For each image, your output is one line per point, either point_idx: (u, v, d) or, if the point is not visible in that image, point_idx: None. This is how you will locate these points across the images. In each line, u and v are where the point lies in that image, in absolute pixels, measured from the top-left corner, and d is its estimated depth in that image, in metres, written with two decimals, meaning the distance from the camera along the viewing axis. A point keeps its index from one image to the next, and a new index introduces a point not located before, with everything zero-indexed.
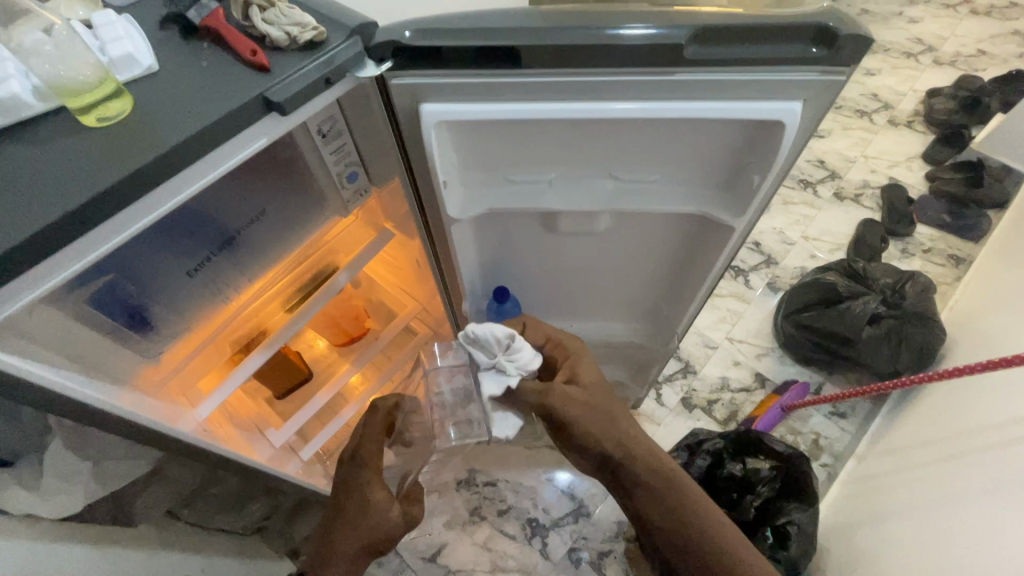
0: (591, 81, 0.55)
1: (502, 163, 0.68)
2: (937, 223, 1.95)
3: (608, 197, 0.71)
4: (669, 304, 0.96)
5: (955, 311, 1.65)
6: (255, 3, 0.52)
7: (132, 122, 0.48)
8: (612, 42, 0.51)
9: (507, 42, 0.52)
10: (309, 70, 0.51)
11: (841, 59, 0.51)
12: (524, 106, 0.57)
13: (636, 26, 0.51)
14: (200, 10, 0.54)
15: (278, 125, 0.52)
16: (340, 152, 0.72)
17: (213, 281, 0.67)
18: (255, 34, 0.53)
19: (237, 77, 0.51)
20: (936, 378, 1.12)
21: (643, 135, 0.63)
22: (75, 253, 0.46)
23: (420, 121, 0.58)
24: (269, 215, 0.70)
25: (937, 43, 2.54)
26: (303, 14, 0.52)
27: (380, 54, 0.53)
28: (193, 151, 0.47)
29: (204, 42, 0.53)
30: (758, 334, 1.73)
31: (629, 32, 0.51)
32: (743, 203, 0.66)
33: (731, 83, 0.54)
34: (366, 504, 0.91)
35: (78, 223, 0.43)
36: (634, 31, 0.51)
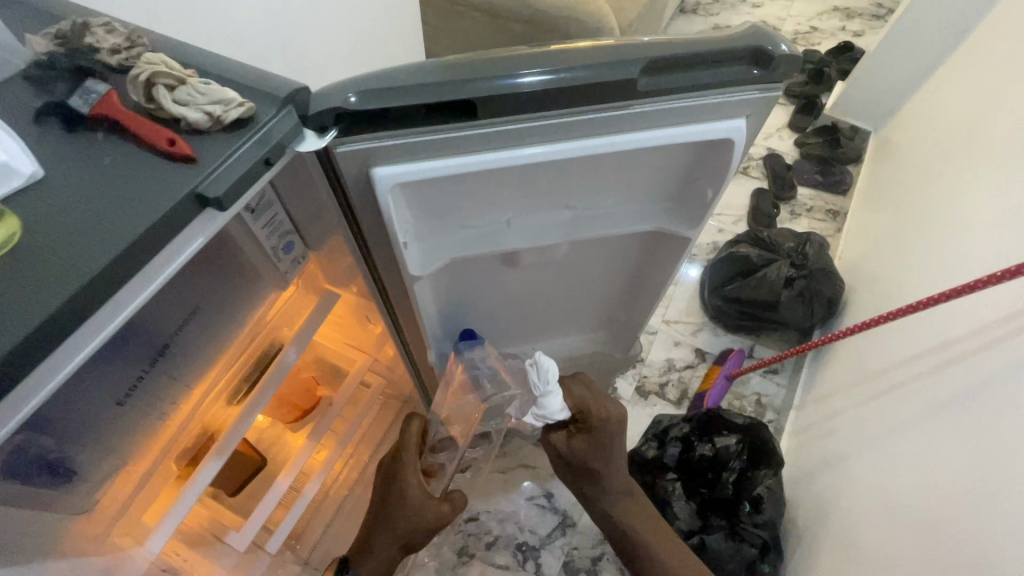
0: (551, 123, 0.53)
1: (459, 210, 0.64)
2: (812, 183, 2.20)
3: (568, 227, 0.70)
4: (628, 310, 0.98)
5: (845, 260, 1.87)
6: (161, 81, 0.44)
7: (35, 250, 0.39)
8: (510, 92, 0.49)
9: (462, 96, 0.48)
10: (242, 154, 0.44)
11: (777, 76, 0.53)
12: (480, 157, 0.54)
13: (530, 72, 0.50)
14: (86, 96, 0.44)
15: (216, 219, 0.45)
16: (273, 225, 0.65)
17: (149, 400, 0.57)
18: (165, 117, 0.45)
19: (156, 173, 0.43)
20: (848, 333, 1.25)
21: (599, 166, 0.63)
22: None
23: (373, 186, 0.53)
24: (206, 310, 0.62)
25: (779, 24, 2.86)
26: (223, 90, 0.45)
27: (321, 124, 0.48)
28: (123, 272, 0.40)
29: (98, 133, 0.44)
30: (689, 312, 1.84)
31: (525, 79, 0.49)
32: (696, 214, 0.68)
33: (683, 108, 0.55)
34: (406, 502, 0.83)
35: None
36: (528, 77, 0.49)
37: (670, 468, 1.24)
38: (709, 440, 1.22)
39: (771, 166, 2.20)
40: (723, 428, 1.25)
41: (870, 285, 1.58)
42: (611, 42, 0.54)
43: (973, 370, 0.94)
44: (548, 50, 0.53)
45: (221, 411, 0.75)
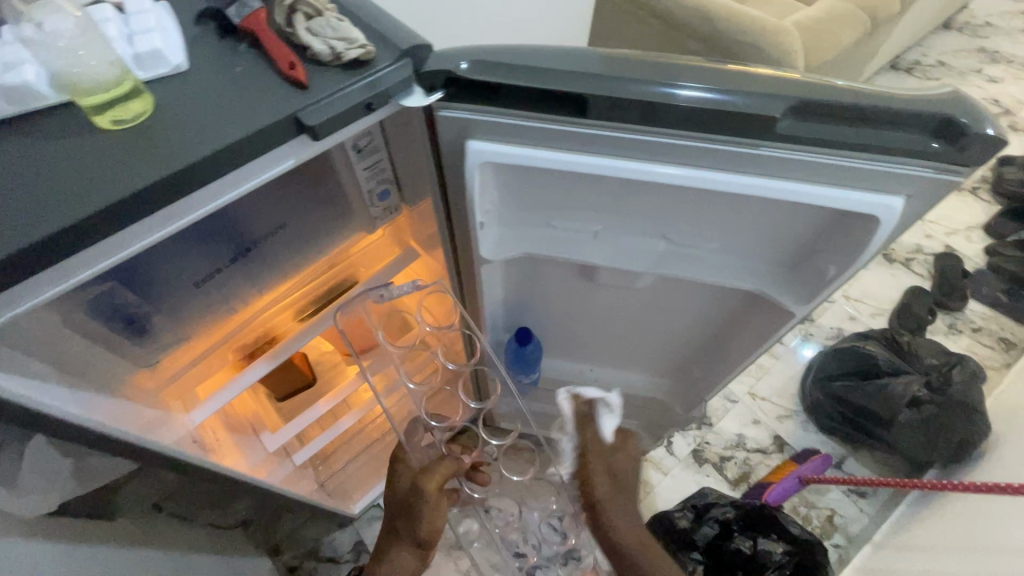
0: (662, 143, 0.48)
1: (545, 208, 0.61)
2: (991, 301, 1.82)
3: (656, 259, 0.64)
4: (701, 366, 0.88)
5: (1001, 401, 1.53)
6: (301, 10, 0.47)
7: (155, 128, 0.43)
8: (666, 102, 0.44)
9: (577, 89, 0.45)
10: (347, 93, 0.46)
11: (965, 157, 0.43)
12: (577, 159, 0.50)
13: (692, 86, 0.44)
14: (241, 8, 0.48)
15: (308, 147, 0.47)
16: (374, 170, 0.67)
17: (221, 293, 0.64)
18: (297, 44, 0.47)
19: (271, 91, 0.45)
20: (960, 488, 1.03)
21: (707, 204, 0.56)
22: (75, 266, 0.42)
23: (464, 158, 0.52)
24: (292, 227, 0.66)
25: (1015, 107, 2.38)
26: (352, 30, 0.46)
27: (429, 83, 0.48)
28: (216, 171, 0.43)
29: (241, 44, 0.48)
30: (782, 393, 1.64)
31: (683, 92, 0.44)
32: (807, 289, 0.59)
33: (827, 165, 0.46)
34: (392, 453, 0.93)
35: (68, 241, 0.39)
36: (688, 91, 0.44)
37: (697, 548, 1.12)
38: (750, 537, 1.08)
39: (943, 267, 1.86)
40: (772, 530, 1.09)
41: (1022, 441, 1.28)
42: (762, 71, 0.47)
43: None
44: (774, 73, 0.46)
45: (287, 319, 0.78)
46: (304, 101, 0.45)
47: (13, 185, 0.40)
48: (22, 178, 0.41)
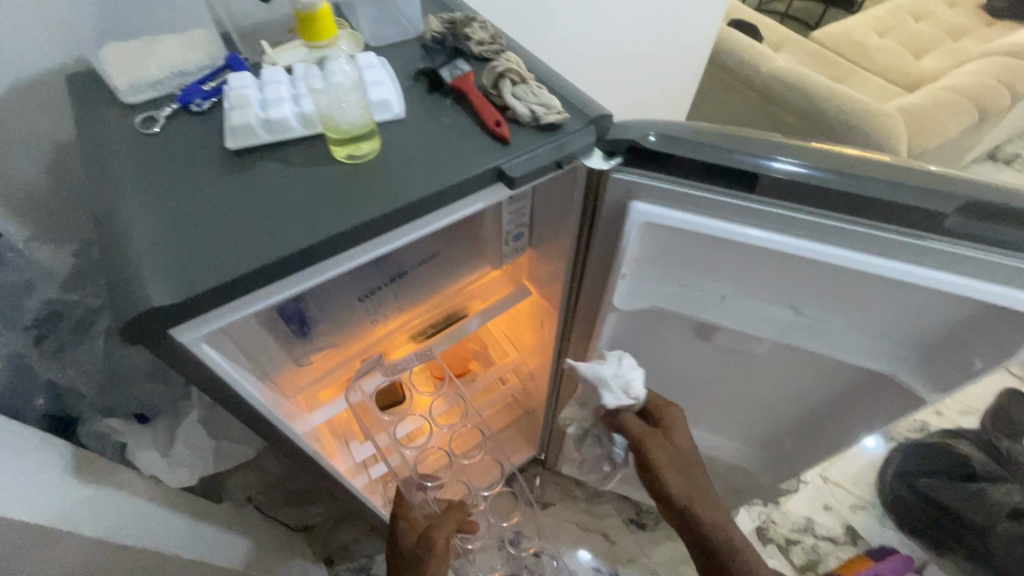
0: (823, 222, 0.51)
1: (682, 268, 0.65)
2: None
3: (782, 327, 0.66)
4: (795, 441, 0.88)
5: None
6: (509, 76, 0.54)
7: (381, 167, 0.51)
8: (758, 171, 0.50)
9: (750, 167, 0.50)
10: (541, 152, 0.52)
11: None
12: (738, 228, 0.54)
13: (786, 160, 0.50)
14: (452, 70, 0.56)
15: (500, 193, 0.53)
16: (517, 213, 0.73)
17: (373, 309, 0.71)
18: (499, 105, 0.54)
19: (477, 144, 0.52)
20: None
21: (849, 283, 0.58)
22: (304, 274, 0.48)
23: (625, 216, 0.57)
24: (440, 257, 0.74)
25: None
26: (551, 97, 0.53)
27: (610, 148, 0.54)
28: (427, 206, 0.50)
29: (448, 100, 0.56)
30: (857, 481, 1.55)
31: (777, 164, 0.50)
32: (945, 378, 0.59)
33: (989, 263, 0.48)
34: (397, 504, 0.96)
35: (309, 256, 0.46)
36: (782, 164, 0.50)
37: None
38: None
39: None
40: None
41: None
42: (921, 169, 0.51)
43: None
44: (935, 170, 0.50)
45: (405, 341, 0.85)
46: (505, 158, 0.51)
47: (268, 201, 0.48)
48: (275, 196, 0.48)
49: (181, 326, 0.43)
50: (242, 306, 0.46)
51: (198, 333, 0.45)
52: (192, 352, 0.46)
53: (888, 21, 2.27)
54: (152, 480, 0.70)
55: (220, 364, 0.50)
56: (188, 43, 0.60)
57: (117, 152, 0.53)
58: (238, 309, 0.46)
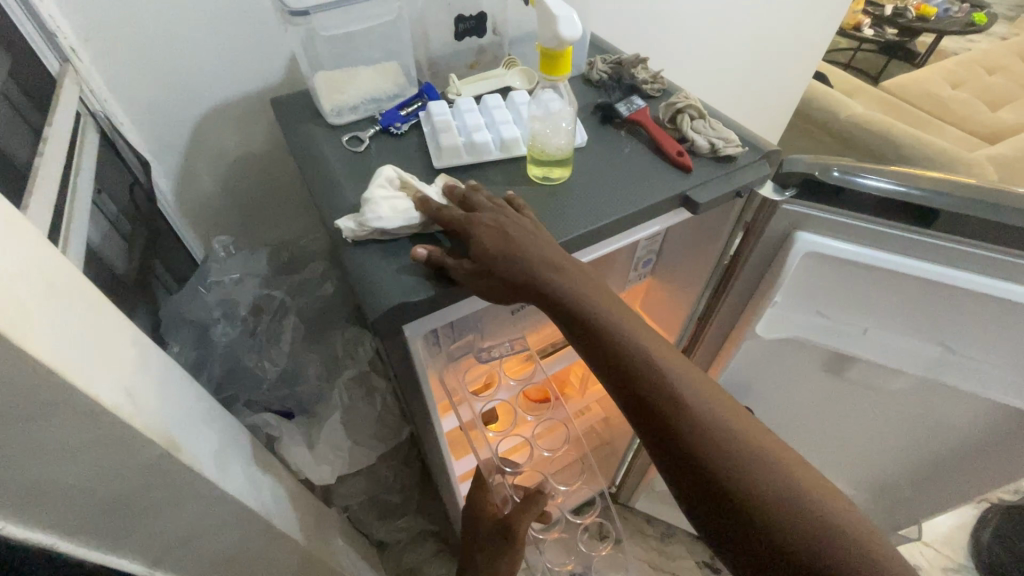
0: (998, 258, 0.53)
1: (830, 302, 0.66)
2: None
3: (931, 364, 0.66)
4: (917, 485, 0.86)
5: None
6: (688, 111, 0.59)
7: (573, 189, 0.55)
8: (850, 187, 0.54)
9: (932, 204, 0.52)
10: (721, 181, 0.56)
11: None
12: (911, 262, 0.56)
13: (872, 177, 0.53)
14: (629, 105, 0.62)
15: (679, 218, 0.57)
16: (652, 241, 0.77)
17: (516, 324, 0.75)
18: (676, 137, 0.59)
19: (660, 171, 0.56)
20: None
21: (1016, 324, 0.58)
22: None
23: (789, 246, 0.59)
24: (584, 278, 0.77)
25: None
26: (727, 132, 0.58)
27: (784, 181, 0.57)
28: (619, 226, 0.53)
29: (622, 132, 0.61)
30: (948, 542, 1.46)
31: (867, 181, 0.53)
32: None
33: None
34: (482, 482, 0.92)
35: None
36: (870, 181, 0.53)
37: None
38: None
39: None
40: None
41: None
42: None
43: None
44: None
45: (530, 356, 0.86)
46: (688, 185, 0.55)
47: None
48: None
49: (410, 322, 0.48)
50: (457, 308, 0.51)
51: (421, 330, 0.49)
52: (409, 347, 0.50)
53: (962, 75, 2.28)
54: (297, 475, 0.74)
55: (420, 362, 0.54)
56: (383, 74, 0.67)
57: (333, 167, 0.59)
58: (451, 309, 0.51)
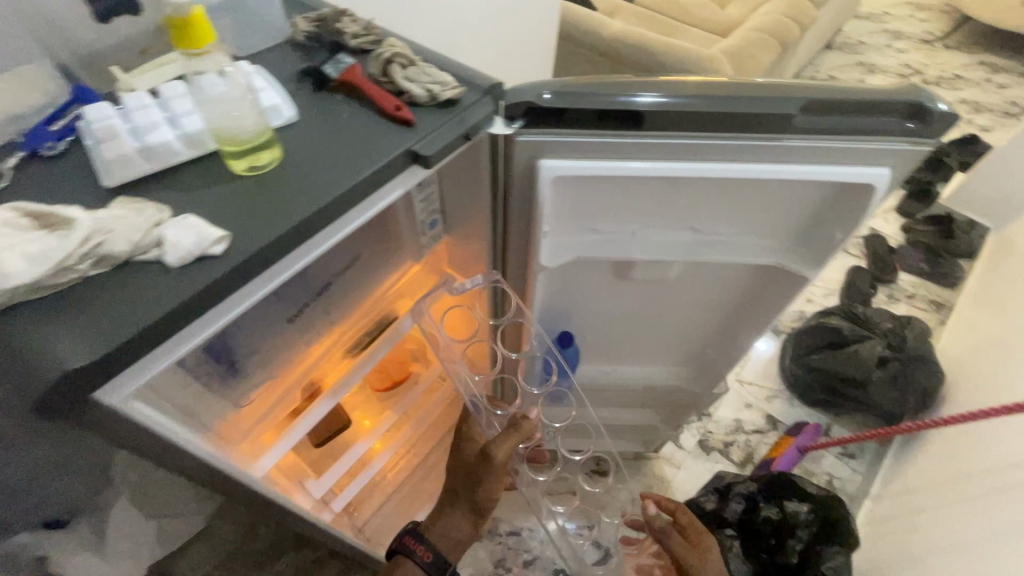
0: (705, 143, 0.58)
1: (594, 217, 0.70)
2: (917, 271, 2.09)
3: (687, 248, 0.74)
4: (717, 348, 0.99)
5: (946, 355, 1.75)
6: (396, 60, 0.54)
7: (286, 172, 0.49)
8: (627, 108, 0.55)
9: (635, 106, 0.55)
10: (449, 127, 0.53)
11: (930, 132, 0.56)
12: (638, 164, 0.60)
13: (648, 95, 0.55)
14: (336, 65, 0.55)
15: (418, 175, 0.53)
16: (428, 201, 0.74)
17: (305, 329, 0.68)
18: (392, 90, 0.55)
19: (382, 131, 0.52)
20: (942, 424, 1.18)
21: (732, 197, 0.67)
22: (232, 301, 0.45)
23: (537, 175, 0.60)
24: (363, 260, 0.71)
25: None
26: (441, 74, 0.54)
27: (510, 114, 0.56)
28: (347, 200, 0.48)
29: (338, 95, 0.55)
30: (765, 376, 1.78)
31: (642, 99, 0.55)
32: (818, 256, 0.71)
33: (836, 148, 0.58)
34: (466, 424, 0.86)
35: (240, 277, 0.43)
36: (646, 99, 0.55)
37: (730, 524, 1.20)
38: (778, 504, 1.17)
39: (873, 245, 2.12)
40: (793, 495, 1.19)
41: (975, 382, 1.48)
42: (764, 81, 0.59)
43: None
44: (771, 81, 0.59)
45: (340, 357, 0.82)
46: (413, 140, 0.52)
47: None
48: None
49: (104, 388, 0.39)
50: (173, 347, 0.41)
51: (122, 395, 0.40)
52: (121, 414, 0.41)
53: None
54: None
55: (156, 420, 0.46)
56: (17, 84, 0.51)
57: None
58: (163, 356, 0.41)
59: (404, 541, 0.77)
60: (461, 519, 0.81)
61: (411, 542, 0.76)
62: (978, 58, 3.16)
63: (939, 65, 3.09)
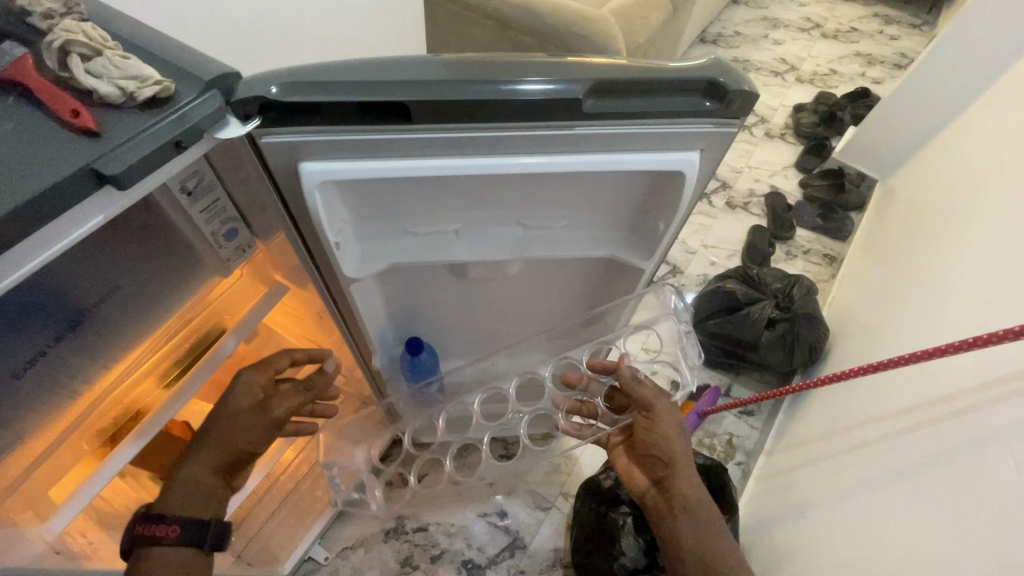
0: (489, 135, 0.51)
1: (403, 216, 0.63)
2: (812, 226, 2.16)
3: (518, 244, 0.68)
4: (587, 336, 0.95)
5: (835, 307, 1.83)
6: (78, 50, 0.43)
7: None
8: (508, 97, 0.48)
9: (392, 98, 0.47)
10: (151, 134, 0.42)
11: (733, 111, 0.51)
12: (415, 164, 0.52)
13: (533, 79, 0.48)
14: (0, 58, 0.43)
15: (119, 198, 0.43)
16: (212, 210, 0.63)
17: (52, 378, 0.57)
18: (79, 88, 0.43)
19: (58, 145, 0.41)
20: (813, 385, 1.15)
21: (548, 189, 0.61)
22: None
23: (300, 181, 0.51)
24: (128, 289, 0.60)
25: (798, 63, 2.84)
26: (141, 66, 0.43)
27: (244, 112, 0.46)
28: (5, 239, 0.38)
29: (9, 97, 0.43)
30: None
31: (526, 86, 0.48)
32: (651, 246, 0.66)
33: (638, 135, 0.52)
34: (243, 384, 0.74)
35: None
36: (530, 85, 0.48)
37: (624, 501, 1.19)
38: None
39: (772, 203, 2.17)
40: None
41: (855, 335, 1.55)
42: (553, 60, 0.52)
43: (952, 432, 0.88)
44: (563, 59, 0.52)
45: (147, 392, 0.71)
46: (98, 154, 0.41)
47: None
48: None
49: None
50: None
51: None
52: None
53: None
54: None
55: None
56: None
57: None
58: None
59: (137, 530, 0.61)
60: (205, 468, 0.67)
61: (145, 528, 0.61)
62: (873, 11, 3.25)
63: (836, 18, 3.16)
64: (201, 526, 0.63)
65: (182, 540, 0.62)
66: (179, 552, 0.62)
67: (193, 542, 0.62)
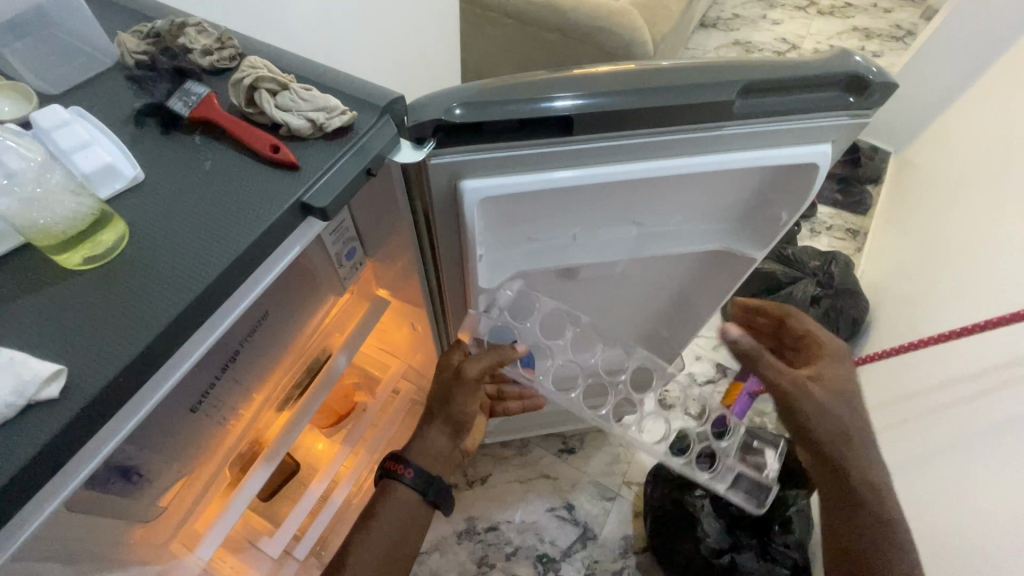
0: (640, 142, 0.52)
1: (530, 224, 0.64)
2: (832, 201, 2.20)
3: (634, 244, 0.69)
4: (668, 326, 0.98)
5: (867, 280, 1.87)
6: (265, 86, 0.44)
7: (142, 257, 0.38)
8: (540, 114, 0.47)
9: (563, 111, 0.48)
10: (344, 164, 0.43)
11: (870, 103, 0.53)
12: (570, 174, 0.53)
13: (564, 96, 0.48)
14: (186, 98, 0.44)
15: (314, 228, 0.44)
16: (340, 231, 0.63)
17: (215, 408, 0.58)
18: (266, 123, 0.44)
19: (261, 181, 0.42)
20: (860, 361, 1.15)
21: (671, 189, 0.63)
22: (104, 435, 0.36)
23: (461, 198, 0.53)
24: (273, 315, 0.61)
25: (798, 41, 2.88)
26: (326, 97, 0.44)
27: (419, 135, 0.48)
28: (233, 280, 0.39)
29: (196, 137, 0.44)
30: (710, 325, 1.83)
31: (559, 103, 0.48)
32: (765, 235, 0.68)
33: (776, 132, 0.54)
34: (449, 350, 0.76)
35: (91, 420, 0.34)
36: (561, 101, 0.48)
37: None
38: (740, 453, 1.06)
39: None
40: None
41: (893, 306, 1.59)
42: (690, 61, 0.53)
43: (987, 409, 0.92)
44: (701, 61, 0.53)
45: (270, 416, 0.72)
46: (297, 187, 0.42)
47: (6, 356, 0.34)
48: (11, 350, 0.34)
49: None
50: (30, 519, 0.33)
51: None
52: None
53: None
54: None
55: None
56: None
57: None
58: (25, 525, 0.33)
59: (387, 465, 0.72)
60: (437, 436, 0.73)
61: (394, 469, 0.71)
62: None
63: None
64: (428, 479, 0.71)
65: (415, 486, 0.70)
66: (410, 502, 0.71)
67: (420, 490, 0.70)
